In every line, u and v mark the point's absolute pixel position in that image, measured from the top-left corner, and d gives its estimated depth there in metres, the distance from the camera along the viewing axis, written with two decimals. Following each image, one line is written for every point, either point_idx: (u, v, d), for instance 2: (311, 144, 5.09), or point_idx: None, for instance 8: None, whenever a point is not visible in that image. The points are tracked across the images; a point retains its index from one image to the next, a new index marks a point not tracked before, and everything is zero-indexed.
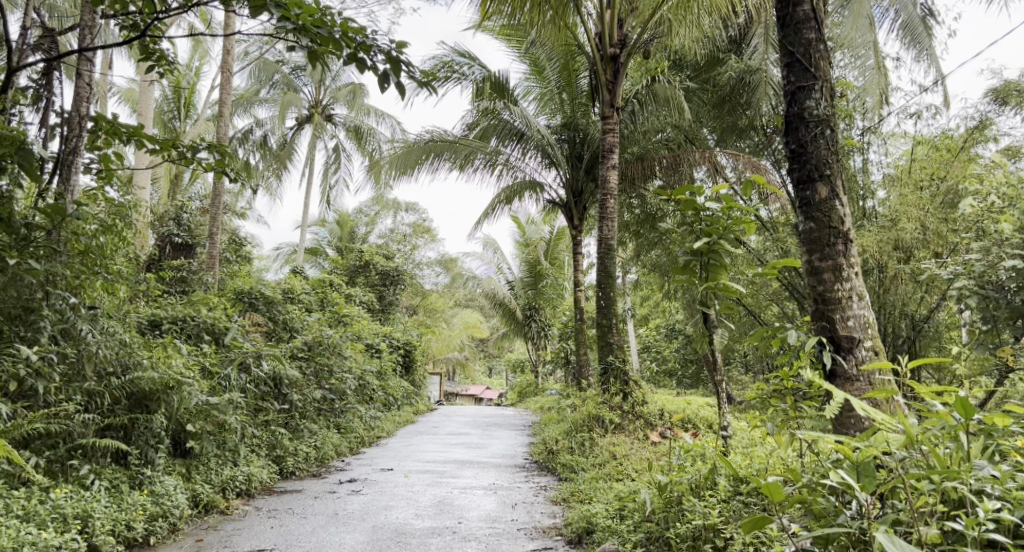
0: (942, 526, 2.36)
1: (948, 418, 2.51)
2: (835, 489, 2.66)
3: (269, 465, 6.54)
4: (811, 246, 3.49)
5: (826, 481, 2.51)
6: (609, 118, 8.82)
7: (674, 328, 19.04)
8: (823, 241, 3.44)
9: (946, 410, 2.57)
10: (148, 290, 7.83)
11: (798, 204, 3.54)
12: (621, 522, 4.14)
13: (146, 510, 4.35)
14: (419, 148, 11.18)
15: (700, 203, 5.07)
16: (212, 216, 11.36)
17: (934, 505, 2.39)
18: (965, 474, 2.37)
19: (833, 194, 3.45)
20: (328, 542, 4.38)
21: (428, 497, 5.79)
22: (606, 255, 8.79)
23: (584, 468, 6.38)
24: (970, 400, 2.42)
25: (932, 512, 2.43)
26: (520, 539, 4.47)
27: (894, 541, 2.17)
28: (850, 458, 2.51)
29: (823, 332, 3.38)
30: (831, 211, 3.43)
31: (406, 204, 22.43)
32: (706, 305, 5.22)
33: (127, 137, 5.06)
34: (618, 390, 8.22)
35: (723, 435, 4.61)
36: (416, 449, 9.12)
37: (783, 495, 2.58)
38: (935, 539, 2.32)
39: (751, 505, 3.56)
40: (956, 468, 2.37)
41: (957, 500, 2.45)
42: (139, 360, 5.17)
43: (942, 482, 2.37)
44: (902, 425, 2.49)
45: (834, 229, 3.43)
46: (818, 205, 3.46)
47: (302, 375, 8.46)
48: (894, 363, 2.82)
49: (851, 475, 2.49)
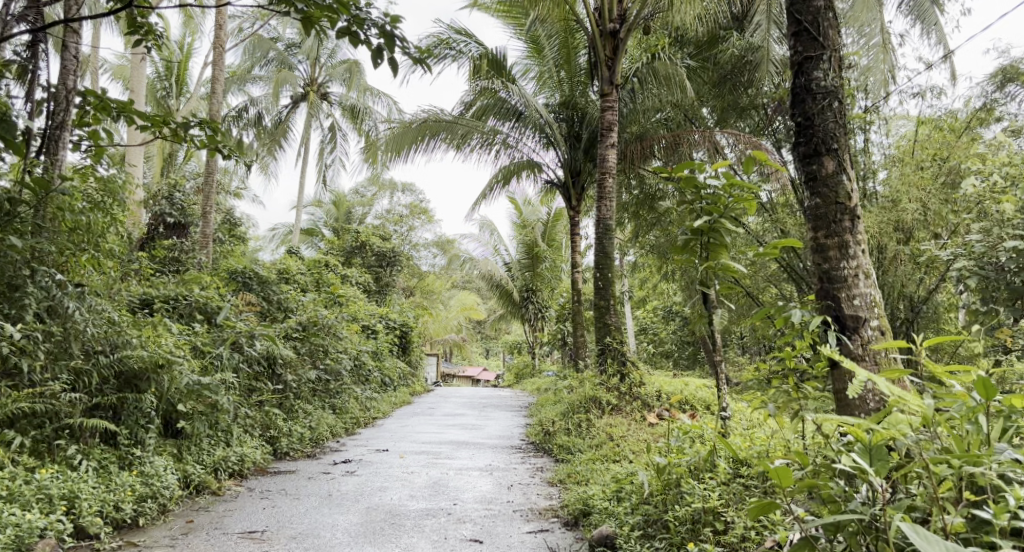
0: (963, 512, 2.26)
1: (966, 400, 2.42)
2: (846, 474, 2.58)
3: (263, 446, 6.48)
4: (816, 223, 3.38)
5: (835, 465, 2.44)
6: (609, 96, 8.67)
7: (672, 310, 19.02)
8: (829, 217, 3.34)
9: (965, 391, 2.49)
10: (139, 269, 7.72)
11: (804, 178, 3.43)
12: (618, 504, 4.08)
13: (135, 491, 4.25)
14: (415, 128, 11.03)
15: (701, 181, 4.96)
16: (205, 195, 11.21)
17: (954, 491, 2.29)
18: (986, 458, 2.27)
19: (840, 168, 3.34)
20: (321, 524, 4.30)
21: (423, 478, 5.74)
22: (605, 234, 8.69)
23: (580, 450, 6.33)
24: (990, 380, 2.33)
25: (945, 496, 2.34)
26: (516, 521, 4.41)
27: (919, 530, 2.07)
28: (863, 441, 2.43)
29: (828, 312, 3.28)
30: (838, 186, 3.32)
31: (403, 185, 22.33)
32: (706, 285, 5.15)
33: (116, 112, 4.92)
34: (616, 371, 8.18)
35: (723, 417, 4.55)
36: (412, 430, 9.07)
37: (792, 480, 2.51)
38: (958, 528, 2.22)
39: (752, 487, 3.50)
40: (977, 452, 2.29)
41: (979, 485, 2.35)
42: (128, 339, 5.04)
43: (963, 466, 2.28)
44: (916, 407, 2.39)
45: (841, 204, 3.32)
46: (825, 180, 3.35)
47: (297, 356, 8.38)
48: (908, 343, 2.73)
49: (864, 459, 2.41)
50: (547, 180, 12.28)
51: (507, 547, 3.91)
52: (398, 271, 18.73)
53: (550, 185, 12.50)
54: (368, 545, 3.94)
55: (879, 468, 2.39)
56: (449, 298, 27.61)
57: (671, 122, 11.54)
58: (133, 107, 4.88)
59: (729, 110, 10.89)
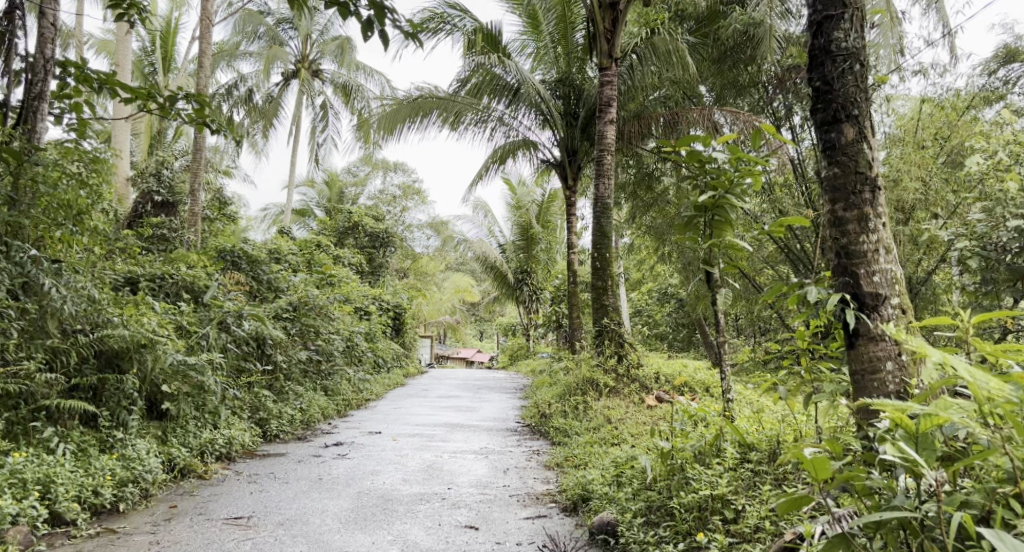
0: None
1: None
2: (884, 462, 2.42)
3: (252, 428, 6.31)
4: (835, 194, 3.19)
5: (880, 456, 2.27)
6: (608, 70, 8.44)
7: (666, 292, 18.91)
8: (848, 189, 3.16)
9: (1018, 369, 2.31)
10: (123, 247, 7.48)
11: (822, 147, 3.24)
12: (619, 489, 3.93)
13: (115, 475, 4.07)
14: (408, 105, 10.76)
15: (706, 154, 4.77)
16: (193, 172, 10.95)
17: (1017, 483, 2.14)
18: None
19: (861, 136, 3.15)
20: (310, 510, 4.13)
21: (417, 461, 5.59)
22: (602, 214, 8.49)
23: (577, 432, 6.18)
24: None
25: (994, 487, 2.17)
26: (512, 506, 4.26)
27: (1002, 538, 1.93)
28: (909, 429, 2.26)
29: (846, 289, 3.11)
30: (859, 154, 3.13)
31: (396, 164, 22.07)
32: (710, 265, 4.97)
33: (99, 85, 4.69)
34: (613, 352, 8.01)
35: (726, 399, 4.40)
36: (406, 413, 8.92)
37: (830, 472, 2.34)
38: None
39: (761, 472, 3.37)
40: None
41: None
42: (109, 317, 4.86)
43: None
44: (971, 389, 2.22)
45: (861, 174, 3.15)
46: (844, 148, 3.16)
47: (287, 336, 8.20)
48: (951, 317, 2.55)
49: (911, 449, 2.25)
50: (543, 160, 12.06)
51: (504, 534, 3.75)
52: (391, 252, 18.52)
53: (545, 164, 12.27)
54: (359, 532, 3.77)
55: (924, 456, 2.21)
56: (442, 280, 27.44)
57: (670, 101, 11.33)
58: (118, 79, 4.64)
59: (729, 88, 10.83)
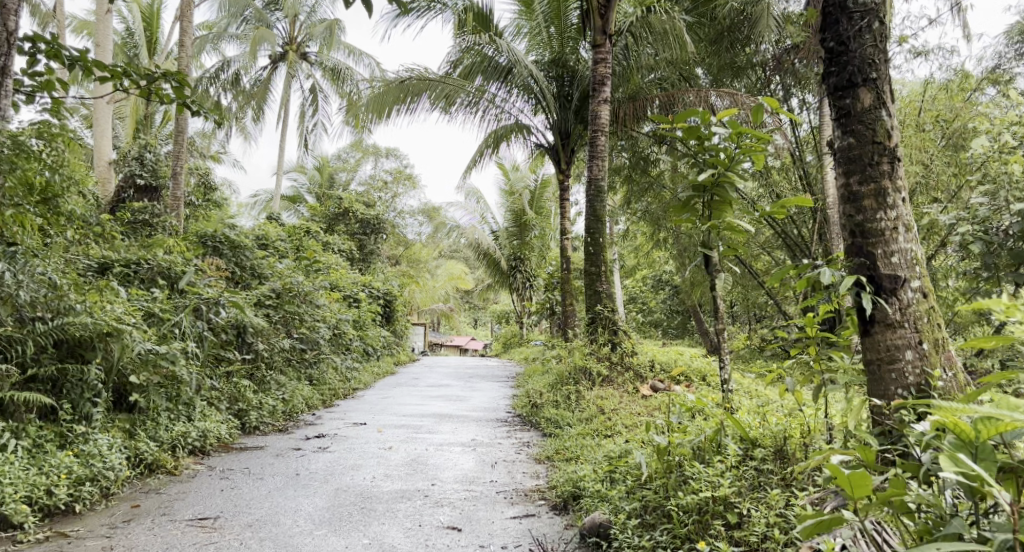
0: None
1: None
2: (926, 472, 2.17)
3: (229, 420, 6.05)
4: (849, 166, 2.92)
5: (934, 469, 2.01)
6: (602, 47, 8.11)
7: (662, 279, 18.67)
8: (865, 159, 2.88)
9: None
10: (98, 232, 7.19)
11: (835, 115, 2.97)
12: (611, 488, 3.69)
13: (71, 474, 3.79)
14: (397, 87, 10.41)
15: (705, 130, 4.48)
16: (174, 155, 10.63)
17: None
18: None
19: (879, 102, 2.88)
20: (282, 510, 3.87)
21: (401, 455, 5.34)
22: (596, 197, 8.22)
23: (569, 424, 5.92)
24: None
25: None
26: (499, 504, 4.00)
27: None
28: (965, 438, 2.02)
29: (861, 271, 2.85)
30: (877, 122, 2.86)
31: (387, 149, 21.76)
32: (708, 248, 4.70)
33: (67, 61, 4.38)
34: (607, 340, 7.75)
35: (724, 389, 4.15)
36: (394, 402, 8.66)
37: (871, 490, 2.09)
38: None
39: (765, 470, 3.14)
40: None
41: None
42: (72, 304, 4.58)
43: None
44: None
45: (880, 145, 2.87)
46: (860, 115, 2.89)
47: (269, 324, 7.92)
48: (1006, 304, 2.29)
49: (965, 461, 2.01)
50: (536, 143, 11.74)
51: (488, 536, 3.51)
52: (382, 239, 18.21)
53: (538, 148, 11.95)
54: (332, 534, 3.51)
55: (985, 467, 1.97)
56: (435, 266, 27.16)
57: (665, 83, 11.02)
58: (88, 55, 4.37)
59: (726, 70, 10.58)
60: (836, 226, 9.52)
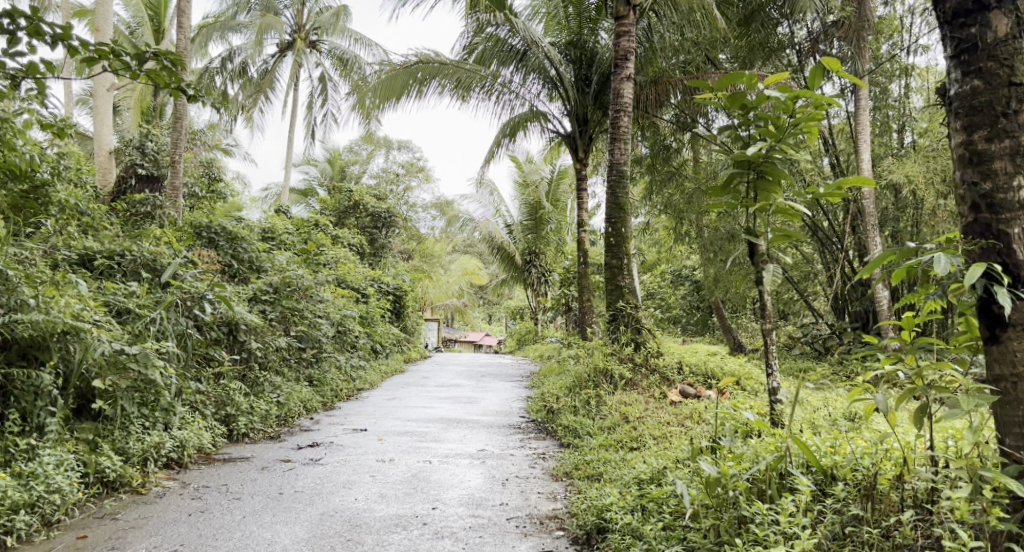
0: None
1: None
2: None
3: (214, 428, 5.48)
4: (973, 117, 2.59)
5: None
6: (625, 20, 7.45)
7: (682, 273, 17.96)
8: (995, 108, 2.55)
9: None
10: (83, 222, 6.68)
11: (956, 48, 2.64)
12: (647, 521, 3.10)
13: (6, 498, 3.25)
14: (407, 72, 9.79)
15: (750, 98, 3.82)
16: (174, 142, 10.08)
17: None
18: None
19: (1016, 31, 2.53)
20: (253, 543, 3.32)
21: (401, 469, 4.72)
22: (617, 183, 7.55)
23: (589, 433, 5.30)
24: None
25: None
26: (509, 537, 3.39)
27: None
28: None
29: (992, 258, 2.51)
30: (1015, 58, 2.52)
31: (399, 142, 21.22)
32: (753, 236, 4.01)
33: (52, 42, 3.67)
34: (630, 340, 7.11)
35: (775, 403, 3.49)
36: (401, 405, 8.04)
37: None
38: None
39: (851, 518, 2.62)
40: None
41: None
42: (25, 299, 4.05)
43: None
44: None
45: (1018, 86, 2.53)
46: (994, 49, 2.55)
47: (265, 320, 7.37)
48: None
49: None
50: (553, 131, 11.05)
51: None
52: (394, 233, 17.61)
53: (555, 136, 11.24)
54: None
55: None
56: (449, 260, 26.49)
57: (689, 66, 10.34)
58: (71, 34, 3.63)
59: (757, 52, 9.92)
60: (873, 217, 8.83)
